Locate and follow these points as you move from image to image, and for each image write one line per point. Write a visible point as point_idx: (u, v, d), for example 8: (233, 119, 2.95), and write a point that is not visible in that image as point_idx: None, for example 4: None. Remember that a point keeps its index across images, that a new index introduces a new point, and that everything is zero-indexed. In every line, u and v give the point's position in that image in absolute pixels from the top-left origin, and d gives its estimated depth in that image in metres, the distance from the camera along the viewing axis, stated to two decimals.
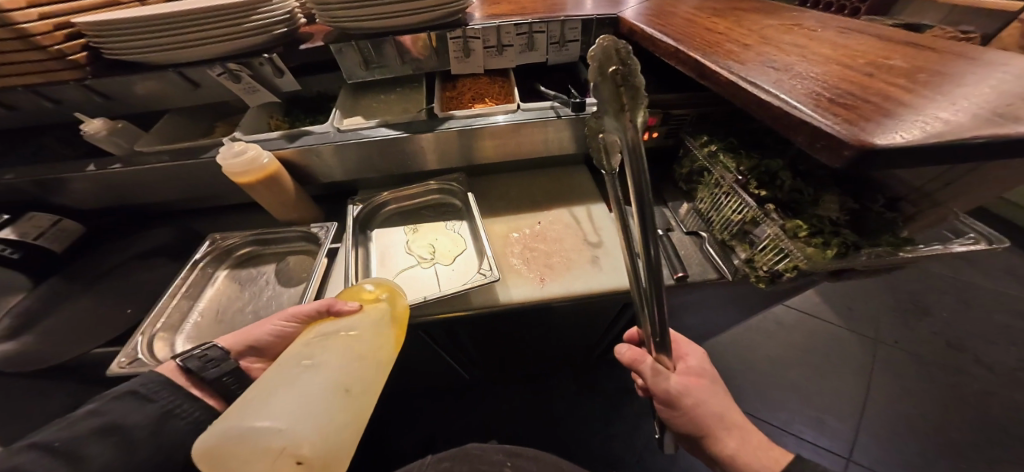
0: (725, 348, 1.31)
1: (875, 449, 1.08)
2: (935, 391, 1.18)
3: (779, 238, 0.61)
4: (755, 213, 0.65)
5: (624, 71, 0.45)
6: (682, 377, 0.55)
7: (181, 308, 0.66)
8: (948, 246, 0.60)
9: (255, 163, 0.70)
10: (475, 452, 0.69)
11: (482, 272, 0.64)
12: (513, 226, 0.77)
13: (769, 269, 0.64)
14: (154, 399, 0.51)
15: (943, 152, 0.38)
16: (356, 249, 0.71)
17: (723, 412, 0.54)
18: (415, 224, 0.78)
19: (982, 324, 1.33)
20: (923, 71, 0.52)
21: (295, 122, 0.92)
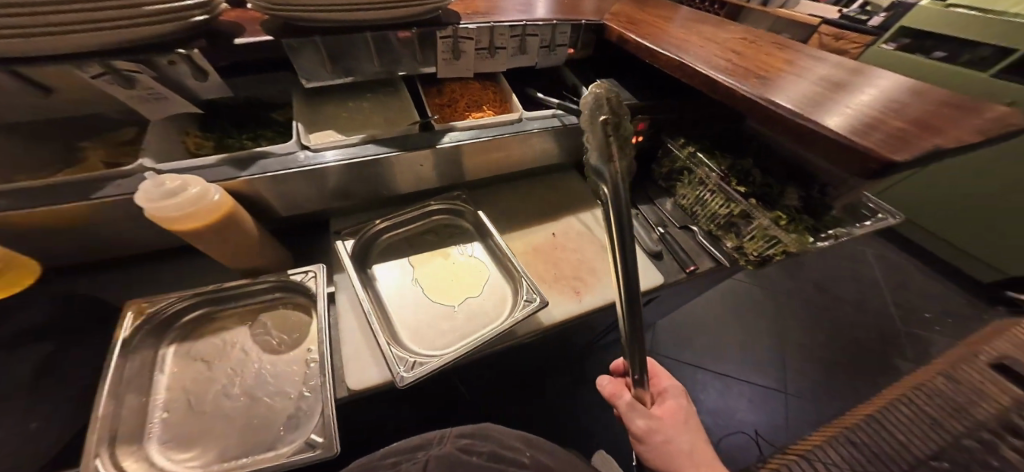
0: (677, 319, 1.53)
1: (789, 375, 1.40)
2: (818, 323, 1.56)
3: (767, 227, 0.70)
4: (743, 208, 0.73)
5: (615, 121, 0.51)
6: (655, 414, 0.56)
7: (134, 409, 0.47)
8: (865, 224, 0.76)
9: (201, 200, 0.49)
10: (494, 432, 0.49)
11: (524, 299, 0.58)
12: (528, 242, 0.74)
13: (759, 255, 0.74)
14: None
15: (934, 158, 0.48)
16: (367, 291, 0.59)
17: (693, 452, 0.53)
18: (420, 253, 0.69)
19: (835, 264, 1.79)
20: (867, 77, 0.64)
21: (224, 137, 0.71)
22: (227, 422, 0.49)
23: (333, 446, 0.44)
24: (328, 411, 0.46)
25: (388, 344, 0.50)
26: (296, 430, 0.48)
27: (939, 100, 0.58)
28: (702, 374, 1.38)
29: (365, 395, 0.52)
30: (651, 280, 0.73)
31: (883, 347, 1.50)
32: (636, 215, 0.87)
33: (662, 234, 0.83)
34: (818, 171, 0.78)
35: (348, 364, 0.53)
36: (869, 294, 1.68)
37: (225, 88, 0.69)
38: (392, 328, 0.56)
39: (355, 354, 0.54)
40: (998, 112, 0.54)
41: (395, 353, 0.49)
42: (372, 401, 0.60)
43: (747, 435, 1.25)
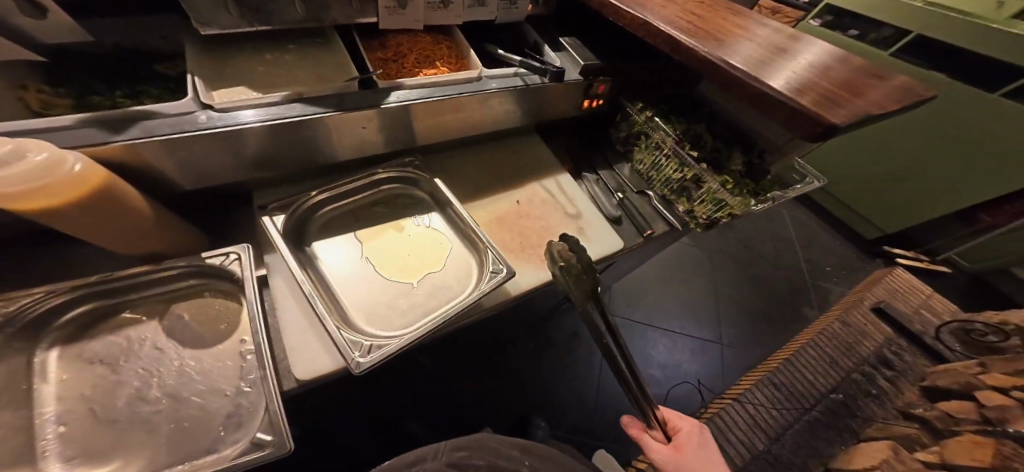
0: (630, 282, 1.64)
1: (723, 328, 1.58)
2: (747, 279, 1.75)
3: (715, 190, 0.70)
4: (695, 172, 0.72)
5: (570, 265, 0.53)
6: (665, 449, 0.63)
7: (14, 425, 0.38)
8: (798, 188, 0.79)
9: (54, 170, 0.37)
10: (488, 442, 0.54)
11: (489, 269, 0.56)
12: (490, 211, 0.70)
13: (707, 217, 0.74)
14: None
15: (867, 120, 0.51)
16: (306, 272, 0.52)
17: None
18: (369, 227, 0.62)
19: (762, 223, 1.98)
20: (807, 39, 0.65)
21: (87, 94, 0.56)
22: (149, 429, 0.41)
23: (286, 444, 0.39)
24: (279, 408, 0.40)
25: (337, 328, 0.45)
26: (240, 428, 0.42)
27: (865, 66, 0.60)
28: (651, 331, 1.51)
29: (318, 384, 0.47)
30: (610, 246, 0.70)
31: (796, 296, 1.74)
32: (594, 180, 0.83)
33: (621, 200, 0.79)
34: (759, 136, 0.78)
35: (293, 353, 0.46)
36: (789, 250, 1.90)
37: (75, 27, 0.53)
38: (341, 310, 0.50)
39: (301, 340, 0.48)
40: (900, 81, 0.58)
41: (347, 338, 0.44)
42: (323, 389, 0.55)
43: (691, 384, 1.41)
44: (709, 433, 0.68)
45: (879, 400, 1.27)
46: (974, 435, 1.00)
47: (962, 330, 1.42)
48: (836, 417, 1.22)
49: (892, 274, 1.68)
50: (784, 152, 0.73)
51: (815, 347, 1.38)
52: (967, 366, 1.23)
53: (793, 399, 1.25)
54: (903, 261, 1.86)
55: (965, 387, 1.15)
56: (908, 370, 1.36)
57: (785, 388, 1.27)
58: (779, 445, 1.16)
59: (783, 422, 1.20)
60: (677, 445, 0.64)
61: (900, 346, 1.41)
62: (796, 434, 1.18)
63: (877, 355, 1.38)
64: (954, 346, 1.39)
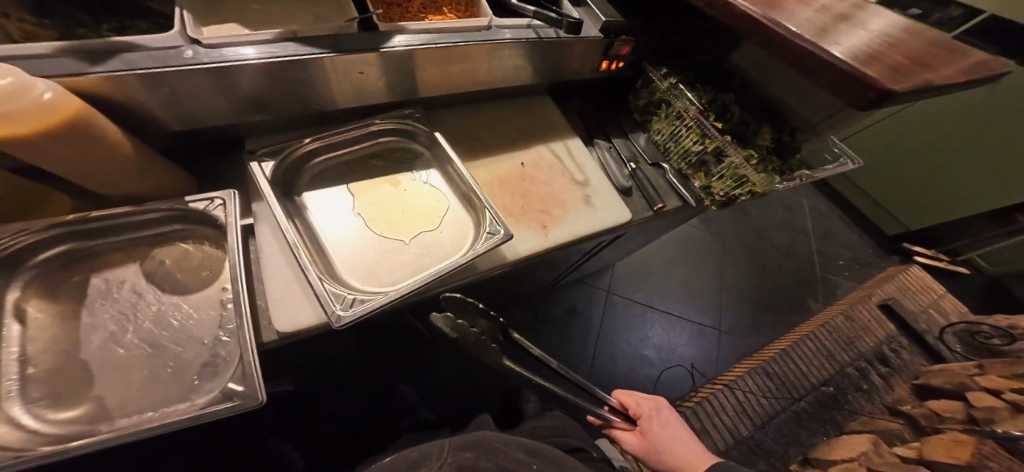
0: (634, 261, 1.60)
1: (723, 315, 1.56)
2: (754, 267, 1.70)
3: (738, 166, 0.59)
4: (717, 144, 0.62)
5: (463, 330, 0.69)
6: (633, 439, 0.71)
7: None
8: (826, 169, 0.72)
9: (20, 94, 0.33)
10: (496, 446, 0.55)
11: (487, 231, 0.52)
12: (493, 172, 0.66)
13: (725, 195, 0.65)
14: None
15: (923, 94, 0.44)
16: (293, 223, 0.49)
17: (676, 453, 0.69)
18: (362, 181, 0.58)
19: (777, 211, 1.90)
20: (868, 4, 0.56)
21: (74, 26, 0.50)
22: (125, 373, 0.40)
23: (258, 397, 0.37)
24: (253, 361, 0.39)
25: (319, 279, 0.42)
26: (215, 378, 0.40)
27: (934, 39, 0.53)
28: (650, 312, 1.50)
29: (299, 339, 0.45)
30: (616, 216, 0.65)
31: (803, 287, 1.70)
32: (606, 148, 0.74)
33: (633, 171, 0.71)
34: (793, 112, 0.69)
35: (275, 303, 0.44)
36: (803, 239, 1.84)
37: None
38: (329, 263, 0.48)
39: (286, 291, 0.46)
40: (971, 57, 0.50)
41: (330, 291, 0.42)
42: (306, 342, 0.54)
43: (684, 368, 1.41)
44: (665, 408, 0.75)
45: (869, 395, 1.27)
46: (957, 432, 0.97)
47: (967, 332, 1.39)
48: (821, 409, 1.22)
49: (907, 271, 1.62)
50: (819, 130, 0.66)
51: (813, 340, 1.35)
52: (965, 367, 1.20)
53: (782, 389, 1.24)
54: (921, 260, 1.78)
55: (958, 387, 1.12)
56: (904, 368, 1.34)
57: (777, 378, 1.26)
58: (763, 433, 1.16)
59: (770, 411, 1.20)
60: (642, 431, 0.72)
61: (899, 344, 1.39)
62: (780, 423, 1.19)
63: (876, 351, 1.36)
64: (954, 346, 1.38)
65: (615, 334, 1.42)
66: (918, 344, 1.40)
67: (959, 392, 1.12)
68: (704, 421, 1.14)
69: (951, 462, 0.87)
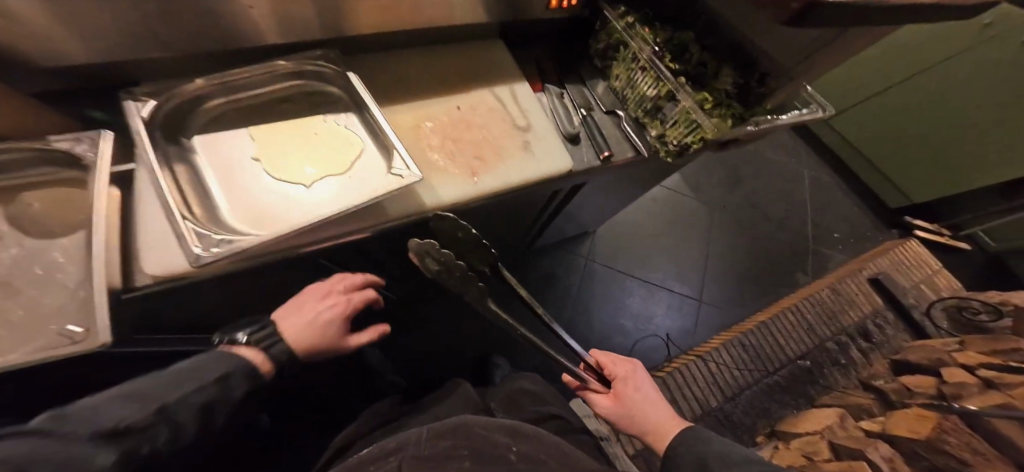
0: (616, 228, 1.54)
1: (706, 286, 1.51)
2: (742, 238, 1.63)
3: (691, 110, 0.51)
4: (670, 87, 0.53)
5: (452, 268, 0.49)
6: (607, 402, 0.64)
7: None
8: (800, 115, 0.63)
9: None
10: (475, 430, 0.47)
11: (394, 172, 0.44)
12: (421, 116, 0.58)
13: (678, 143, 0.56)
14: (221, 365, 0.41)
15: (895, 16, 0.36)
16: (171, 168, 0.43)
17: (653, 419, 0.61)
18: (266, 126, 0.52)
19: (775, 179, 1.80)
20: None
21: None
22: None
23: (101, 339, 0.34)
24: (99, 302, 0.34)
25: (181, 217, 0.37)
26: (69, 321, 0.37)
27: None
28: (629, 281, 1.46)
29: (172, 288, 0.40)
30: (556, 164, 0.57)
31: (791, 260, 1.63)
32: (561, 95, 0.65)
33: (584, 117, 0.62)
34: (762, 59, 0.57)
35: (145, 246, 0.39)
36: (799, 211, 1.74)
37: None
38: (211, 209, 0.43)
39: (159, 235, 0.40)
40: None
41: (191, 227, 0.37)
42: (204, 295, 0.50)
43: (660, 338, 1.39)
44: (643, 370, 0.67)
45: (846, 370, 1.23)
46: (919, 406, 0.95)
47: (956, 307, 1.34)
48: (795, 383, 1.20)
49: (903, 245, 1.55)
50: (791, 76, 0.54)
51: (794, 313, 1.31)
52: (946, 343, 1.16)
53: (756, 362, 1.21)
54: (921, 234, 1.70)
55: (936, 364, 1.09)
56: (886, 343, 1.30)
57: (752, 350, 1.23)
58: (733, 405, 1.14)
59: (741, 384, 1.18)
60: (616, 393, 0.64)
61: (885, 319, 1.34)
62: (751, 396, 1.17)
63: (858, 326, 1.32)
64: (941, 323, 1.33)
65: (591, 304, 1.40)
66: (904, 320, 1.35)
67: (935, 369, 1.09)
68: (672, 391, 1.12)
69: (910, 436, 0.86)
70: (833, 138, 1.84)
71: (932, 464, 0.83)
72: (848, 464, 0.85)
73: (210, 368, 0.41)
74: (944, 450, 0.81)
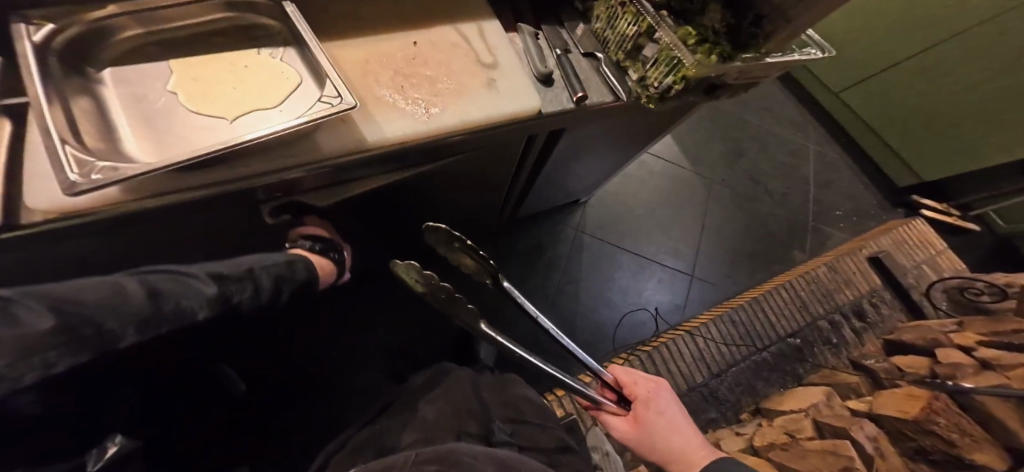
0: (608, 200, 1.48)
1: (699, 260, 1.47)
2: (740, 213, 1.57)
3: (673, 46, 0.45)
4: (650, 21, 0.46)
5: (433, 285, 0.45)
6: (624, 427, 0.58)
7: None
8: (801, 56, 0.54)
9: None
10: (461, 454, 0.41)
11: (323, 101, 0.39)
12: (372, 51, 0.51)
13: (659, 86, 0.50)
14: (272, 263, 0.51)
15: None
16: (68, 105, 0.36)
17: (675, 447, 0.56)
18: (190, 59, 0.45)
19: (780, 153, 1.70)
20: None
21: None
22: None
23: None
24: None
25: (61, 141, 0.32)
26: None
27: None
28: (619, 254, 1.41)
29: (71, 226, 0.35)
30: (524, 104, 0.51)
31: (790, 237, 1.57)
32: (536, 35, 0.58)
33: (560, 57, 0.55)
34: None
35: (34, 182, 0.35)
36: (803, 186, 1.66)
37: None
38: (112, 141, 0.37)
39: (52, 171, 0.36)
40: None
41: (70, 152, 0.32)
42: (128, 241, 0.45)
43: (648, 312, 1.35)
44: (667, 390, 0.61)
45: (836, 349, 1.20)
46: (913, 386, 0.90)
47: (957, 289, 1.29)
48: (784, 361, 1.17)
49: (909, 224, 1.48)
50: (791, 17, 0.43)
51: (788, 290, 1.27)
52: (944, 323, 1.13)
53: (745, 338, 1.18)
54: (928, 213, 1.62)
55: (931, 344, 1.05)
56: (880, 323, 1.26)
57: (742, 327, 1.20)
58: (718, 381, 1.12)
59: (728, 360, 1.15)
60: (636, 417, 0.58)
61: (882, 299, 1.30)
62: (738, 373, 1.14)
63: (854, 305, 1.27)
64: (940, 304, 1.29)
65: (578, 277, 1.35)
66: (901, 299, 1.31)
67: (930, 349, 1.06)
68: (657, 368, 1.09)
69: (898, 416, 0.83)
70: (841, 112, 1.72)
71: (917, 445, 0.82)
72: (832, 443, 0.83)
73: (272, 264, 0.51)
74: (931, 431, 0.79)
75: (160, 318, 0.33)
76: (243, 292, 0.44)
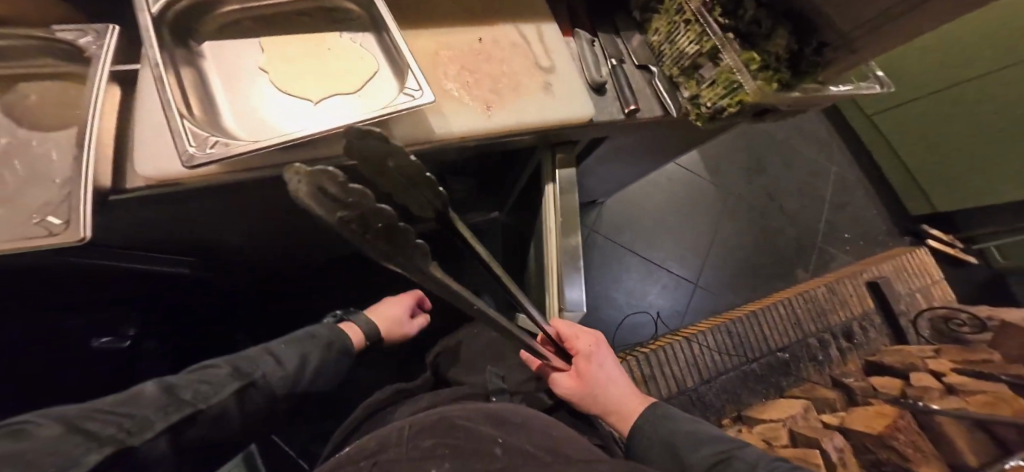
0: (624, 202, 1.51)
1: (705, 269, 1.51)
2: (749, 226, 1.61)
3: (734, 70, 0.48)
4: (715, 44, 0.49)
5: (362, 225, 0.24)
6: (568, 382, 0.59)
7: None
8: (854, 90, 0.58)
9: None
10: (458, 422, 0.44)
11: (405, 92, 0.42)
12: (444, 46, 0.54)
13: (712, 106, 0.54)
14: (306, 338, 0.54)
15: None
16: (176, 74, 0.39)
17: (612, 397, 0.58)
18: (277, 38, 0.48)
19: (794, 171, 1.73)
20: None
21: None
22: None
23: (79, 233, 0.30)
24: (80, 191, 0.31)
25: (180, 115, 0.35)
26: (47, 211, 0.33)
27: None
28: (629, 257, 1.45)
29: (165, 192, 0.39)
30: (580, 109, 0.53)
31: (794, 254, 1.61)
32: (593, 42, 0.61)
33: (614, 67, 0.59)
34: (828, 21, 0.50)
35: (141, 149, 0.38)
36: (811, 206, 1.70)
37: None
38: (212, 114, 0.40)
39: (157, 138, 0.39)
40: None
41: (188, 127, 0.35)
42: (204, 211, 0.48)
43: (649, 316, 1.40)
44: (603, 343, 0.63)
45: (820, 366, 1.25)
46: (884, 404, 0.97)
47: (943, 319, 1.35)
48: (771, 373, 1.21)
49: (914, 253, 1.52)
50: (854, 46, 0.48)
51: (784, 306, 1.30)
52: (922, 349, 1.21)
53: (738, 349, 1.21)
54: (932, 244, 1.67)
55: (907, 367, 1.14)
56: (865, 344, 1.32)
57: (737, 338, 1.23)
58: (707, 387, 1.15)
59: (719, 368, 1.19)
60: (578, 371, 0.59)
61: (870, 323, 1.35)
62: (727, 381, 1.18)
63: (844, 326, 1.32)
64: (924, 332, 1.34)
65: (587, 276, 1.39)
66: (889, 324, 1.36)
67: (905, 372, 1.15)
68: (653, 370, 1.11)
69: (867, 430, 0.89)
70: (867, 132, 1.75)
71: (875, 457, 0.89)
72: (803, 451, 0.89)
73: (305, 338, 0.54)
74: (890, 445, 0.87)
75: (179, 403, 0.36)
76: (273, 369, 0.47)
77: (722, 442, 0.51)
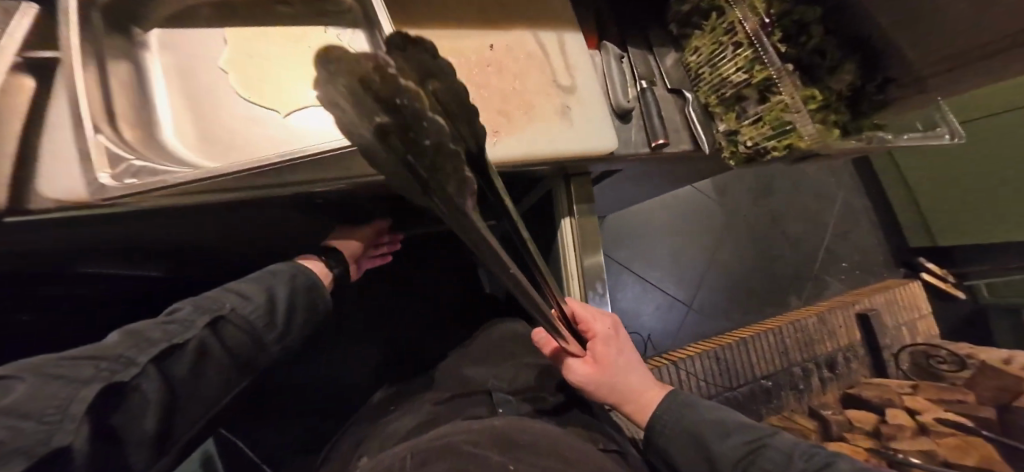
0: (631, 215, 1.43)
1: (701, 292, 1.45)
2: (754, 251, 1.54)
3: (786, 108, 0.42)
4: (771, 74, 0.42)
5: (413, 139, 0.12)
6: (585, 368, 0.46)
7: None
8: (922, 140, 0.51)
9: None
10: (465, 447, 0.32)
11: None
12: (447, 50, 0.46)
13: (752, 146, 0.47)
14: (275, 272, 0.42)
15: None
16: (103, 68, 0.32)
17: (636, 386, 0.47)
18: (238, 25, 0.40)
19: (807, 195, 1.66)
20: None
21: None
22: None
23: None
24: None
25: (93, 129, 0.28)
26: None
27: None
28: (625, 274, 1.39)
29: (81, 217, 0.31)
30: (599, 141, 0.46)
31: (796, 283, 1.56)
32: (621, 58, 0.52)
33: (643, 90, 0.51)
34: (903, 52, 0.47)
35: (48, 161, 0.30)
36: (819, 232, 1.63)
37: None
38: (146, 121, 0.33)
39: (71, 150, 0.31)
40: None
41: (102, 143, 0.28)
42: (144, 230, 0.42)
43: (638, 336, 1.36)
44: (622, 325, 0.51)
45: (799, 395, 1.18)
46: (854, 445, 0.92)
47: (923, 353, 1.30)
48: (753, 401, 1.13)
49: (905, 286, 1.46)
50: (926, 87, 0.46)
51: (775, 335, 1.21)
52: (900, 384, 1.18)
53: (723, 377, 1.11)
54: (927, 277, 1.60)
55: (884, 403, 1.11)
56: (845, 375, 1.26)
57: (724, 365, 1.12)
58: None
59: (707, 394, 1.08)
60: (597, 356, 0.47)
61: (853, 354, 1.29)
62: None
63: (828, 356, 1.25)
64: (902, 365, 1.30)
65: None
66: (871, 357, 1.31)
67: (882, 407, 1.11)
68: None
69: None
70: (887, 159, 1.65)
71: None
72: None
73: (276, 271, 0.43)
74: None
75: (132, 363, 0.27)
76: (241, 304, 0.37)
77: (756, 428, 0.41)
